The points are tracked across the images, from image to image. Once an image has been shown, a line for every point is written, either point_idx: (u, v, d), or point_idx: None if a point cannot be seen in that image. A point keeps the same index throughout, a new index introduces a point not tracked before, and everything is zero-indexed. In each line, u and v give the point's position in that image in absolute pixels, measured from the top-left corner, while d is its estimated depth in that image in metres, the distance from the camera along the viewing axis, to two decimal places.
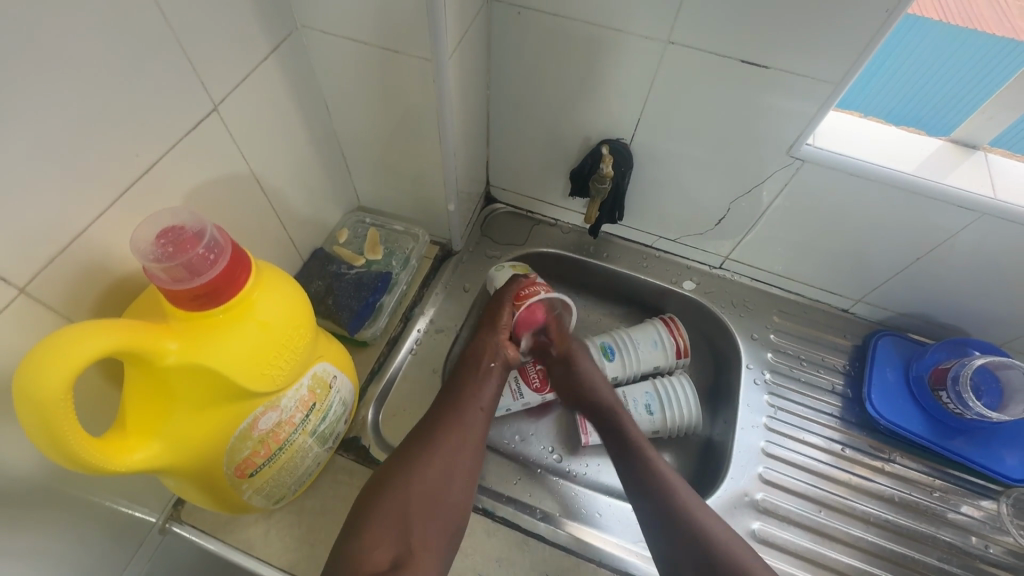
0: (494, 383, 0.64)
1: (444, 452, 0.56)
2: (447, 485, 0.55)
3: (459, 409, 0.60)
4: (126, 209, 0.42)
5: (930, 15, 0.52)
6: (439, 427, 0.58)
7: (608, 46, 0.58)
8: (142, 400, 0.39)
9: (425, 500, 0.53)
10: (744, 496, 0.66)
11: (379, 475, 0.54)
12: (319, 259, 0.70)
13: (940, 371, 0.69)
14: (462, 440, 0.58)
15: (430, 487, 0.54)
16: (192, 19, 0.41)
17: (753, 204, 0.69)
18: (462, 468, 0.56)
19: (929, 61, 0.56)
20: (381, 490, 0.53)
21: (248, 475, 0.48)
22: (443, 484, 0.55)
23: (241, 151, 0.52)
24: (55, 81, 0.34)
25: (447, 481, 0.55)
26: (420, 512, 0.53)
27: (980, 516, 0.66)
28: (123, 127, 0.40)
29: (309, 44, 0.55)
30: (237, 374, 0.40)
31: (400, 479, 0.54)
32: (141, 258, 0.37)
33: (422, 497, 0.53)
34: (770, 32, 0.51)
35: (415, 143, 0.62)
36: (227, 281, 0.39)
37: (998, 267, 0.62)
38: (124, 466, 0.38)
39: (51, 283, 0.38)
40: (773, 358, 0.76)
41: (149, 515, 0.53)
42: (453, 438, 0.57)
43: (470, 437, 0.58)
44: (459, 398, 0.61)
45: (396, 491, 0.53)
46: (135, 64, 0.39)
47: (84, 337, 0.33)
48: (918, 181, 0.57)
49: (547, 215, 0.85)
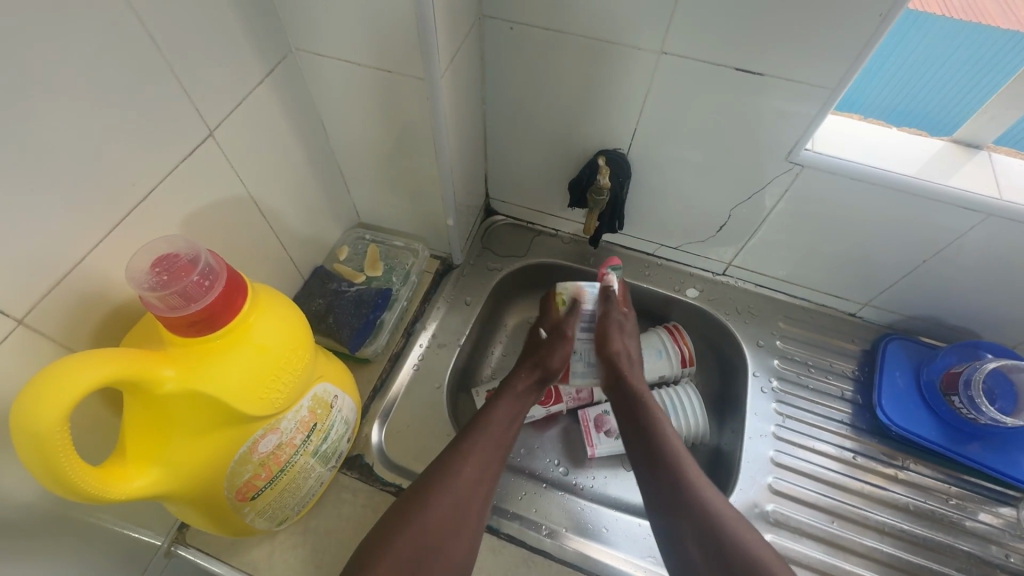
0: (517, 420, 0.63)
1: (464, 487, 0.55)
2: (463, 523, 0.53)
3: (479, 444, 0.59)
4: (123, 236, 0.42)
5: (932, 10, 0.51)
6: (458, 461, 0.57)
7: (601, 58, 0.59)
8: (141, 428, 0.39)
9: (436, 536, 0.51)
10: (754, 507, 0.64)
11: (394, 512, 0.53)
12: (319, 277, 0.70)
13: (951, 376, 0.67)
14: (480, 476, 0.56)
15: (446, 523, 0.52)
16: (186, 48, 0.42)
17: (754, 210, 0.68)
18: (478, 505, 0.55)
19: (933, 56, 0.54)
20: (398, 524, 0.51)
21: (249, 498, 0.48)
22: (458, 522, 0.53)
23: (239, 174, 0.52)
24: (52, 112, 0.35)
25: (464, 519, 0.53)
26: (432, 552, 0.51)
27: (998, 524, 0.64)
28: (121, 156, 0.40)
29: (304, 67, 0.56)
30: (234, 399, 0.40)
31: (417, 513, 0.52)
32: (136, 287, 0.37)
33: (435, 536, 0.51)
34: (762, 39, 0.51)
35: (413, 159, 0.63)
36: (224, 305, 0.39)
37: (1008, 267, 0.61)
38: (122, 494, 0.38)
39: (48, 313, 0.38)
40: (779, 365, 0.75)
41: (154, 539, 0.54)
42: (470, 475, 0.56)
43: (489, 472, 0.57)
44: (483, 429, 0.60)
45: (414, 527, 0.51)
46: (131, 95, 0.39)
47: (81, 367, 0.33)
48: (919, 184, 0.57)
49: (547, 226, 0.85)
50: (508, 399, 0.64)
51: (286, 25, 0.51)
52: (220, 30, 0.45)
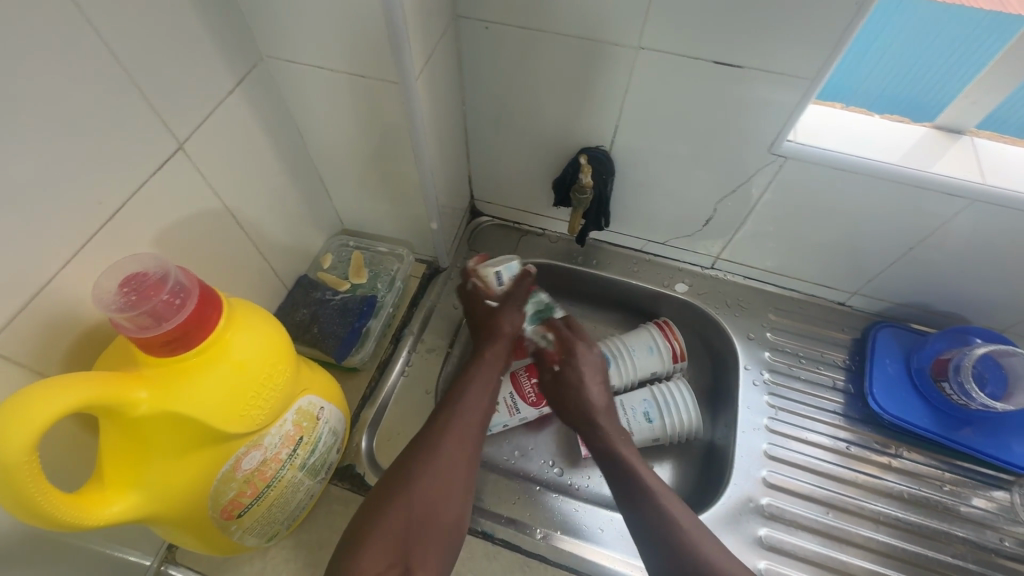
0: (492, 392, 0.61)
1: (444, 469, 0.52)
2: (446, 498, 0.51)
3: (460, 414, 0.57)
4: (92, 257, 0.42)
5: None
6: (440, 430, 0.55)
7: (579, 56, 0.58)
8: (117, 452, 0.38)
9: (424, 510, 0.50)
10: (749, 502, 0.64)
11: (378, 491, 0.51)
12: (303, 286, 0.70)
13: (942, 362, 0.67)
14: (460, 454, 0.54)
15: (429, 505, 0.50)
16: (150, 61, 0.41)
17: (741, 202, 0.68)
18: (460, 483, 0.53)
19: (920, 39, 0.53)
20: (378, 512, 0.49)
21: (236, 516, 0.47)
22: (443, 497, 0.51)
23: (213, 187, 0.51)
24: (9, 133, 0.34)
25: (447, 499, 0.51)
26: (415, 536, 0.49)
27: (992, 508, 0.64)
28: (86, 176, 0.39)
29: (276, 74, 0.54)
30: (212, 418, 0.40)
31: (397, 498, 0.50)
32: (105, 310, 0.37)
33: (417, 518, 0.49)
34: (739, 32, 0.51)
35: (393, 164, 0.62)
36: (197, 323, 0.39)
37: (993, 251, 0.61)
38: (101, 520, 0.37)
39: (16, 339, 0.37)
40: (771, 357, 0.74)
41: (143, 559, 0.53)
42: (453, 445, 0.54)
43: (467, 450, 0.55)
44: (462, 401, 0.58)
45: (395, 514, 0.49)
46: (93, 111, 0.38)
47: (48, 395, 0.32)
48: (903, 172, 0.56)
49: (534, 226, 0.84)
50: (487, 367, 0.62)
51: (255, 33, 0.50)
52: (186, 41, 0.44)
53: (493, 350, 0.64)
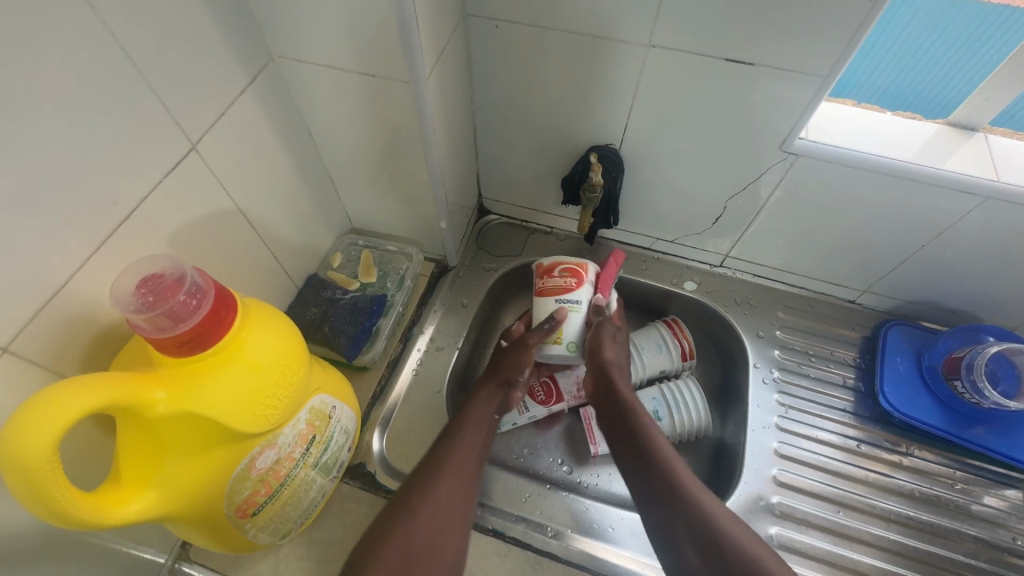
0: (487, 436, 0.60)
1: (444, 499, 0.51)
2: (450, 524, 0.50)
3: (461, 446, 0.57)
4: (107, 257, 0.42)
5: None
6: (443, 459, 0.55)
7: (589, 53, 0.58)
8: (135, 451, 0.39)
9: (429, 533, 0.48)
10: (759, 500, 0.64)
11: (379, 521, 0.49)
12: (313, 285, 0.70)
13: (953, 360, 0.67)
14: (459, 487, 0.53)
15: (433, 527, 0.49)
16: (163, 61, 0.41)
17: (751, 199, 0.67)
18: (462, 508, 0.52)
19: (929, 34, 0.52)
20: (377, 541, 0.46)
21: (250, 515, 0.47)
22: (447, 523, 0.50)
23: (225, 186, 0.51)
24: (28, 135, 0.34)
25: (450, 526, 0.50)
26: (419, 562, 0.46)
27: (1004, 507, 0.64)
28: (101, 177, 0.39)
29: (287, 74, 0.54)
30: (227, 418, 0.40)
31: (398, 526, 0.48)
32: (122, 310, 0.37)
33: (420, 545, 0.47)
34: (751, 30, 0.50)
35: (402, 162, 0.62)
36: (213, 324, 0.39)
37: (1007, 249, 0.60)
38: (119, 519, 0.37)
39: (34, 340, 0.38)
40: (780, 355, 0.74)
41: (157, 556, 0.54)
42: (455, 472, 0.54)
43: (467, 482, 0.54)
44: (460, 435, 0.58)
45: (396, 541, 0.46)
46: (108, 113, 0.39)
47: (68, 396, 0.33)
48: (916, 169, 0.56)
49: (542, 224, 0.84)
50: (483, 409, 0.62)
51: (266, 32, 0.50)
52: (198, 42, 0.44)
53: (489, 391, 0.64)
